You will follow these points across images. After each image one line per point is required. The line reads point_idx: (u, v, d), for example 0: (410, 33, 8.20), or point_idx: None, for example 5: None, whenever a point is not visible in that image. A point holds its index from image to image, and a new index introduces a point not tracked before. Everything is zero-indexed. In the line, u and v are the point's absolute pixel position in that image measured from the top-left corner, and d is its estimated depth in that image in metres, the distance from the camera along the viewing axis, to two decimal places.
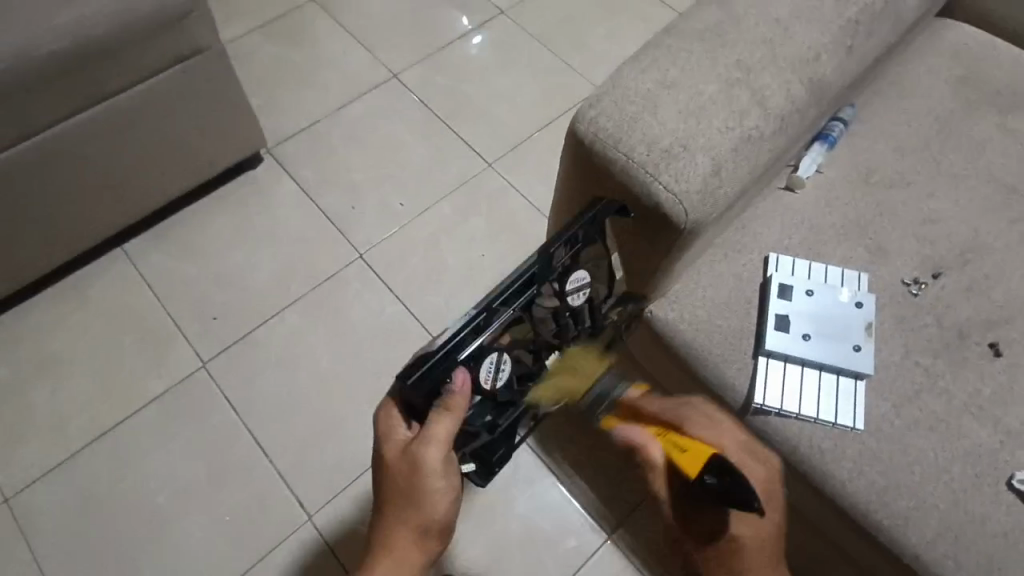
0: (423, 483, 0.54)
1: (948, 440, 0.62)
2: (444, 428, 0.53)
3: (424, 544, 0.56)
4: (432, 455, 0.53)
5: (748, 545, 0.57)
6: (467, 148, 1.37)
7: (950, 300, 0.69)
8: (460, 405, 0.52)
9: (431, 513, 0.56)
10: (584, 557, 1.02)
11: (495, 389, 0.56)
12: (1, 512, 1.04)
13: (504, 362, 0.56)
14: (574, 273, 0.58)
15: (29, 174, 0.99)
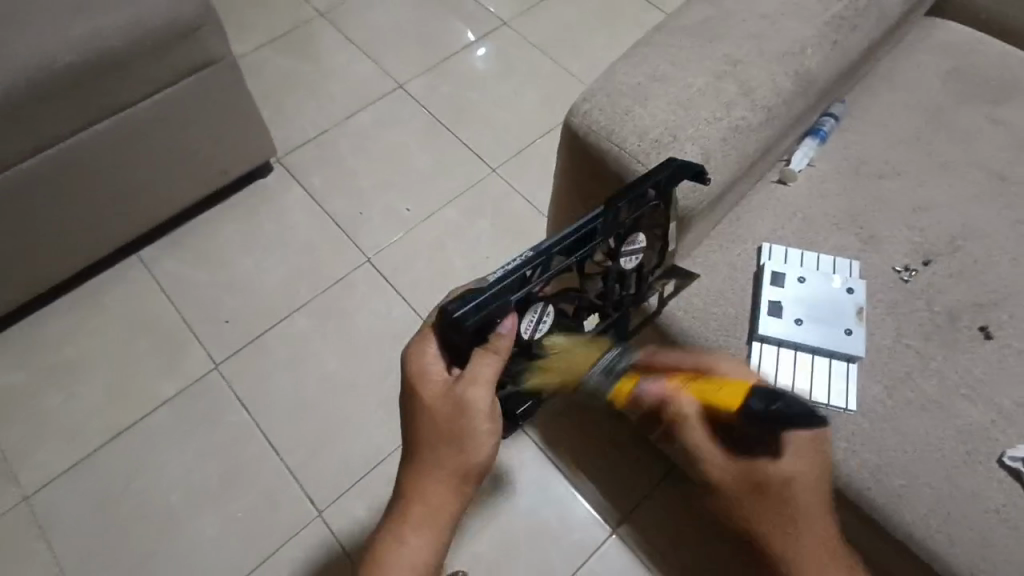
0: (466, 425, 0.53)
1: (941, 420, 0.64)
2: (492, 369, 0.53)
3: (460, 489, 0.56)
4: (477, 396, 0.53)
5: (797, 479, 0.61)
6: (472, 154, 1.40)
7: (939, 286, 0.71)
8: (506, 347, 0.53)
9: (469, 457, 0.55)
10: (589, 551, 1.03)
11: (533, 340, 0.57)
12: (21, 510, 1.06)
13: (546, 315, 0.57)
14: (633, 236, 0.59)
15: (47, 183, 1.02)
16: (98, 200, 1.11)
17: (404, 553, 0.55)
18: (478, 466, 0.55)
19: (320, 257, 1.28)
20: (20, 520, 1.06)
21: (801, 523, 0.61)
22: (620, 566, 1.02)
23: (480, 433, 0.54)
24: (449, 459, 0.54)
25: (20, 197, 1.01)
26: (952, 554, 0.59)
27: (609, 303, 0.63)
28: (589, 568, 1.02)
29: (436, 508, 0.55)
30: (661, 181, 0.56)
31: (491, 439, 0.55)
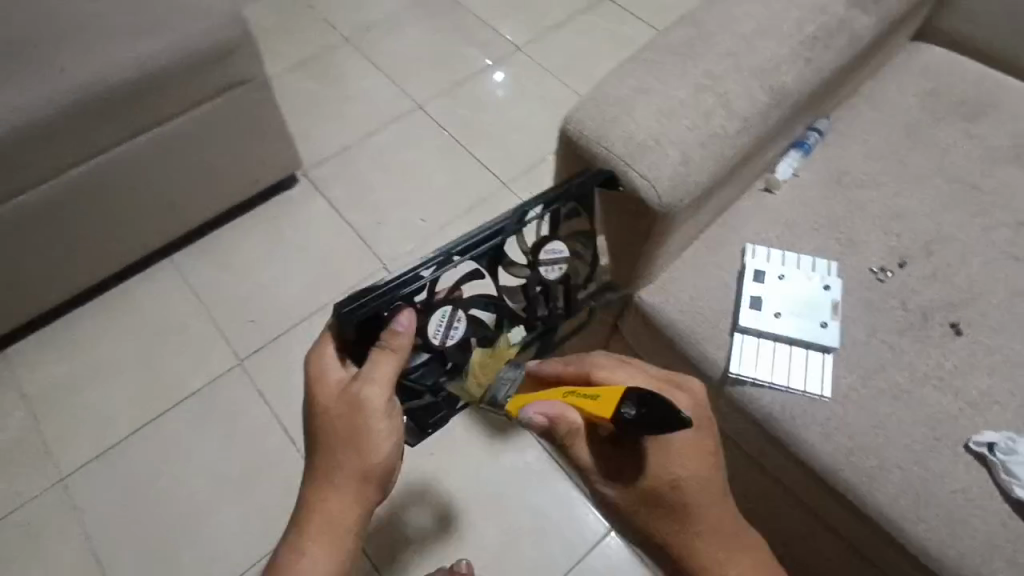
0: (365, 421, 0.58)
1: (908, 407, 0.69)
2: (388, 367, 0.59)
3: (362, 493, 0.59)
4: (374, 395, 0.58)
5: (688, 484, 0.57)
6: (485, 170, 1.48)
7: (913, 286, 0.76)
8: (402, 345, 0.59)
9: (369, 456, 0.59)
10: (588, 546, 1.07)
11: (444, 346, 0.65)
12: (57, 491, 1.13)
13: (457, 319, 0.66)
14: (550, 244, 0.68)
15: (97, 187, 1.12)
16: (141, 206, 1.20)
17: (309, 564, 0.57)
18: (378, 468, 0.60)
19: (340, 264, 1.36)
20: (56, 500, 1.12)
21: (701, 527, 0.59)
22: (617, 561, 1.06)
23: (377, 432, 0.59)
24: (349, 462, 0.59)
25: (72, 200, 1.10)
26: (920, 532, 0.64)
27: (534, 313, 0.72)
28: (587, 563, 1.06)
29: (337, 514, 0.58)
30: (581, 186, 0.65)
31: (388, 438, 0.60)
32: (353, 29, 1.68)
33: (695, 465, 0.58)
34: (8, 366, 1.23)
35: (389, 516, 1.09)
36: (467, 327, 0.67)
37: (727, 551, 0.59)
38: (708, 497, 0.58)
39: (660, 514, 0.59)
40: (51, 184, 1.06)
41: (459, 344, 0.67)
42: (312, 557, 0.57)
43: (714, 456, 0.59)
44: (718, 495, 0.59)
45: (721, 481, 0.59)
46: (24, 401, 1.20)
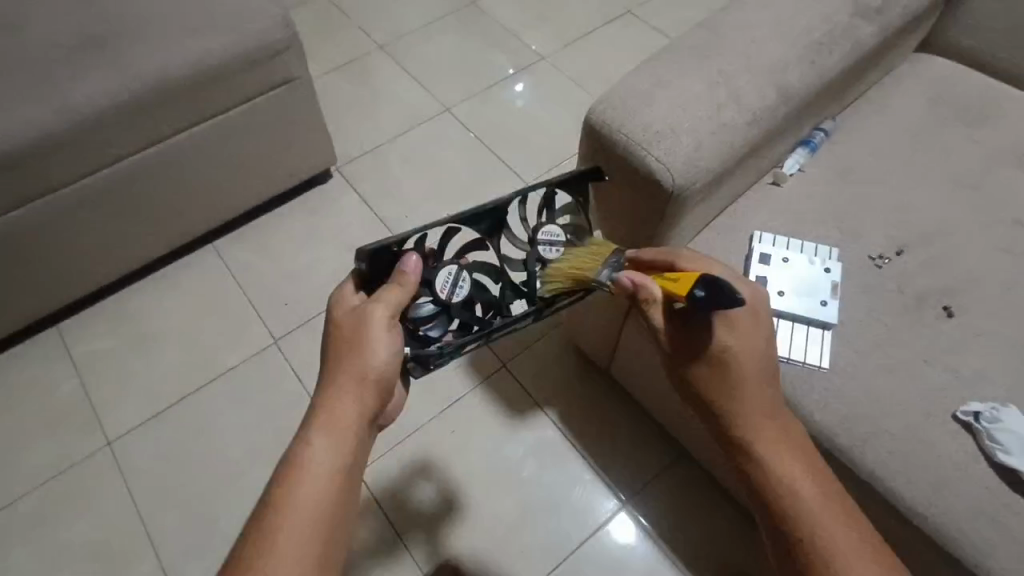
0: (368, 333, 0.65)
1: (901, 380, 0.76)
2: (393, 292, 0.67)
3: (361, 400, 0.64)
4: (378, 312, 0.66)
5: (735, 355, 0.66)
6: (508, 169, 1.56)
7: (909, 273, 0.83)
8: (410, 281, 0.69)
9: (368, 365, 0.65)
10: (585, 534, 1.12)
11: (450, 300, 0.72)
12: (106, 453, 1.21)
13: (461, 279, 0.73)
14: (546, 226, 0.77)
15: (153, 173, 1.20)
16: (188, 194, 1.28)
17: (310, 461, 0.60)
18: (377, 377, 0.65)
19: None
20: (105, 461, 1.20)
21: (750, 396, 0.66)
22: (614, 547, 1.11)
23: (377, 343, 0.65)
24: (351, 367, 0.64)
25: (126, 185, 1.18)
26: (908, 491, 0.70)
27: (535, 288, 0.77)
28: (581, 550, 1.11)
29: (338, 416, 0.63)
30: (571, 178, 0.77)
31: (387, 351, 0.66)
32: (387, 35, 1.78)
33: (751, 337, 0.67)
34: (61, 339, 1.32)
35: (412, 487, 1.16)
36: (471, 287, 0.74)
37: (768, 423, 0.66)
38: (751, 373, 0.66)
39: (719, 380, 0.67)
40: (109, 169, 1.14)
41: (463, 303, 0.74)
42: (313, 454, 0.61)
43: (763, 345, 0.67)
44: (759, 374, 0.67)
45: (767, 364, 0.68)
46: (76, 370, 1.29)
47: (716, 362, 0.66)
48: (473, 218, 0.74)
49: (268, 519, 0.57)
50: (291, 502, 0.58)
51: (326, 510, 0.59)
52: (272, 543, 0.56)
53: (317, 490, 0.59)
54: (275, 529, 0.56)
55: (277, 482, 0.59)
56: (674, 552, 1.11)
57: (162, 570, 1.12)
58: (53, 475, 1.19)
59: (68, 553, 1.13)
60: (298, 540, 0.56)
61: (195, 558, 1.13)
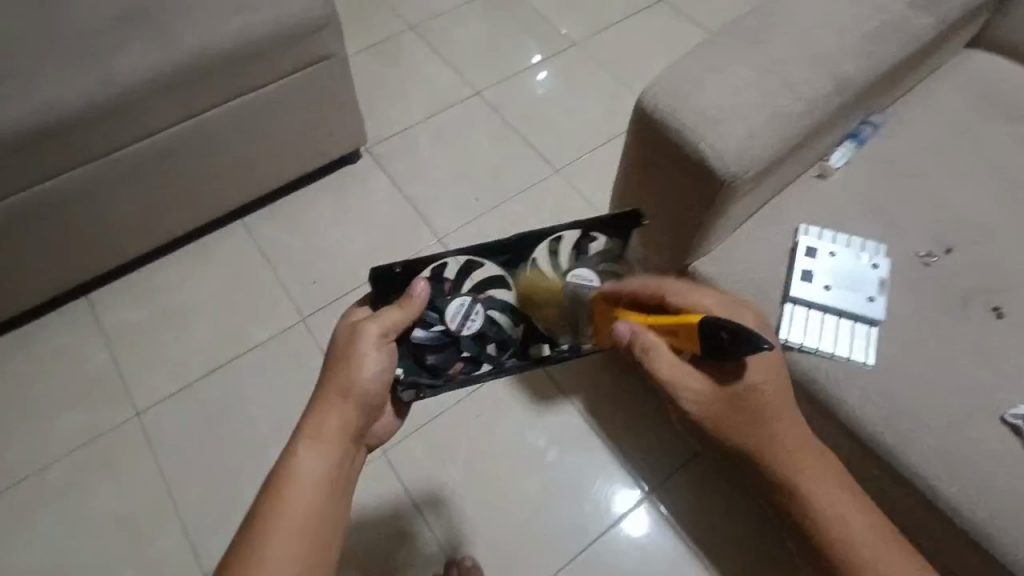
0: (359, 349, 0.66)
1: (947, 380, 0.74)
2: (392, 311, 0.68)
3: (347, 415, 0.65)
4: (372, 329, 0.66)
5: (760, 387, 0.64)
6: (537, 155, 1.54)
7: (957, 271, 0.81)
8: (415, 303, 0.69)
9: (356, 379, 0.65)
10: (607, 525, 1.12)
11: (461, 331, 0.75)
12: (134, 423, 1.23)
13: (474, 313, 0.75)
14: (578, 270, 0.76)
15: (188, 147, 1.20)
16: (220, 170, 1.28)
17: (296, 471, 0.61)
18: (363, 394, 0.65)
19: (397, 234, 1.43)
20: (133, 431, 1.22)
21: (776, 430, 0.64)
22: (636, 539, 1.11)
23: (367, 360, 0.66)
24: (339, 381, 0.65)
25: (161, 159, 1.18)
26: (951, 492, 0.69)
27: (555, 331, 0.79)
28: (603, 540, 1.11)
29: (324, 430, 0.64)
30: (614, 223, 0.75)
31: (377, 368, 0.66)
32: (418, 17, 1.77)
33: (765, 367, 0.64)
34: (91, 310, 1.33)
35: (437, 470, 1.16)
36: (483, 321, 0.76)
37: (797, 449, 0.64)
38: (778, 406, 0.64)
39: (740, 417, 0.64)
40: (146, 143, 1.15)
41: (474, 335, 0.76)
42: (298, 465, 0.61)
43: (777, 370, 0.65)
44: (785, 403, 0.65)
45: (787, 391, 0.66)
46: (106, 341, 1.30)
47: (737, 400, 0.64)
48: (494, 250, 0.75)
49: (251, 527, 0.58)
50: (274, 510, 0.59)
51: (310, 521, 0.59)
52: (256, 551, 0.56)
53: (301, 502, 0.60)
54: (259, 538, 0.57)
55: (263, 492, 0.60)
56: (694, 547, 1.10)
57: (188, 539, 1.13)
58: (82, 443, 1.21)
59: (97, 520, 1.15)
60: (282, 549, 0.56)
61: (220, 530, 1.14)
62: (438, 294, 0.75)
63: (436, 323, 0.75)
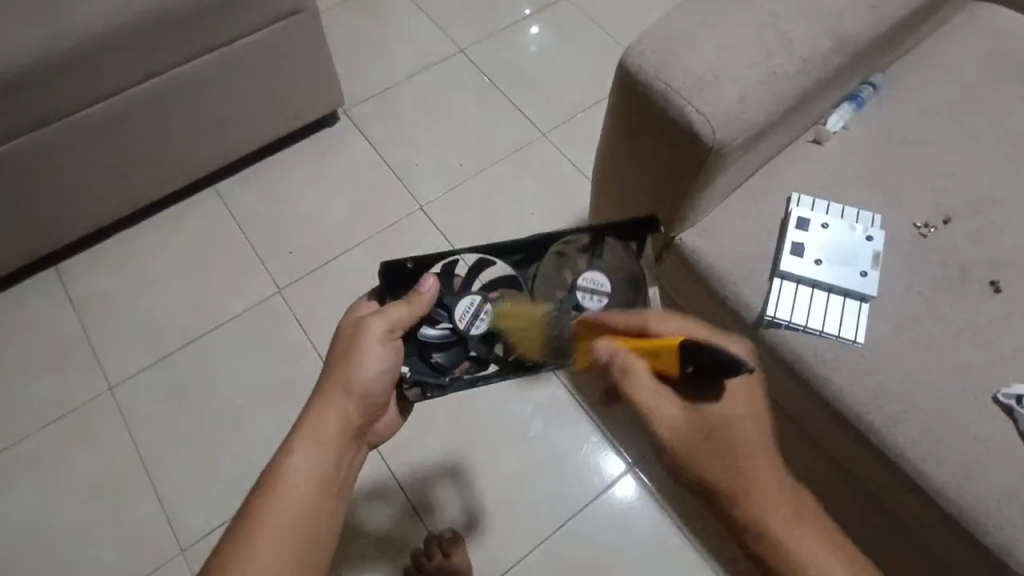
0: (363, 344, 0.67)
1: (940, 358, 0.71)
2: (398, 306, 0.69)
3: (344, 411, 0.66)
4: (377, 325, 0.67)
5: (733, 421, 0.63)
6: (523, 117, 1.47)
7: (956, 243, 0.77)
8: (422, 299, 0.69)
9: (357, 374, 0.66)
10: (589, 499, 1.10)
11: (468, 331, 0.72)
12: (107, 397, 1.19)
13: (483, 312, 0.73)
14: (588, 273, 0.73)
15: (150, 109, 1.13)
16: (190, 133, 1.21)
17: (291, 465, 0.62)
18: (362, 390, 0.66)
19: (377, 201, 1.37)
20: (106, 406, 1.19)
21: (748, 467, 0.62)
22: (618, 513, 1.10)
23: (370, 356, 0.66)
24: (340, 374, 0.66)
25: (124, 120, 1.12)
26: (939, 475, 0.67)
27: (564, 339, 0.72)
28: (586, 514, 1.10)
29: (321, 426, 0.64)
30: (618, 229, 0.77)
31: (380, 364, 0.67)
32: None
33: (744, 409, 0.64)
34: (60, 279, 1.28)
35: (420, 445, 1.13)
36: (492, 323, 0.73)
37: (767, 488, 0.62)
38: (751, 442, 0.63)
39: (716, 464, 0.62)
40: (107, 102, 1.08)
41: (481, 337, 0.73)
42: (294, 460, 0.62)
43: (757, 404, 0.65)
44: (761, 439, 0.64)
45: (764, 428, 0.65)
46: (75, 312, 1.26)
47: (708, 433, 0.62)
48: (506, 249, 0.76)
49: (245, 520, 0.59)
50: (267, 505, 0.59)
51: (302, 517, 0.60)
52: (248, 543, 0.57)
53: (295, 497, 0.60)
54: (252, 530, 0.58)
55: (259, 487, 0.61)
56: (677, 520, 1.09)
57: (165, 514, 1.12)
58: (56, 416, 1.18)
59: (70, 495, 1.12)
60: (274, 542, 0.57)
61: (198, 505, 1.12)
62: (449, 294, 0.74)
63: (443, 323, 0.73)
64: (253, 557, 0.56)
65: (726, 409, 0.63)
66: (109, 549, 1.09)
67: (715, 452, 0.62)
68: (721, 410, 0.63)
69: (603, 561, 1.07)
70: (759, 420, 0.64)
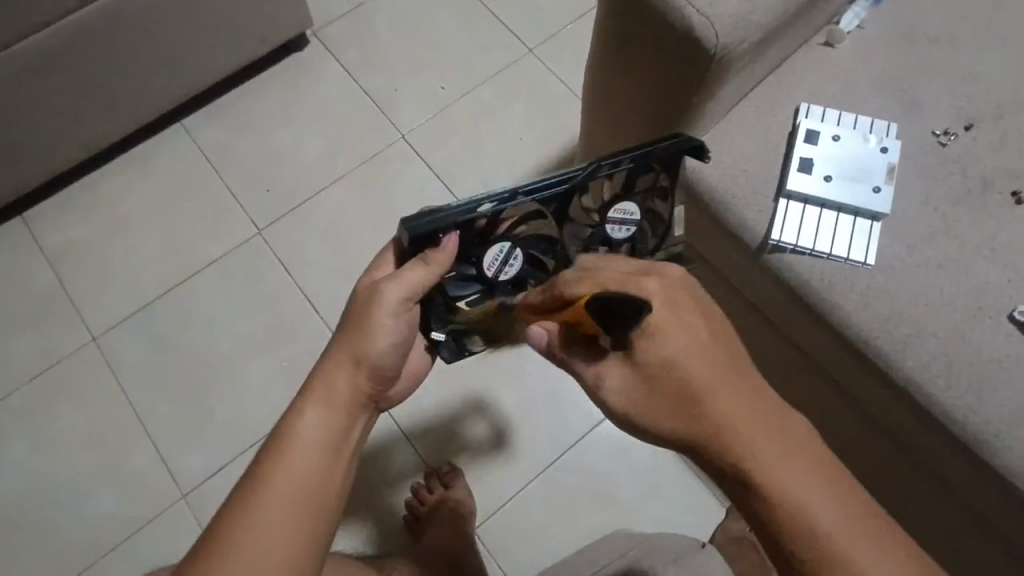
0: (375, 312, 0.62)
1: (955, 277, 0.67)
2: (414, 267, 0.62)
3: (355, 382, 0.63)
4: (394, 291, 0.62)
5: (675, 359, 0.53)
6: (507, 31, 1.35)
7: (977, 152, 0.71)
8: (441, 260, 0.62)
9: (370, 344, 0.63)
10: (588, 427, 1.10)
11: (496, 279, 0.65)
12: (91, 349, 1.16)
13: (513, 256, 0.65)
14: (621, 203, 0.65)
15: (98, 38, 1.03)
16: (144, 64, 1.12)
17: (303, 427, 0.60)
18: (373, 360, 0.63)
19: (355, 131, 1.28)
20: (92, 358, 1.16)
21: (712, 401, 0.53)
22: (618, 439, 1.09)
23: (386, 326, 0.63)
24: (351, 344, 0.63)
25: (70, 52, 1.02)
26: (949, 397, 0.65)
27: None
28: (586, 443, 1.09)
29: (331, 395, 0.62)
30: (666, 155, 0.65)
31: (394, 334, 0.63)
32: None
33: (690, 342, 0.53)
34: (28, 229, 1.22)
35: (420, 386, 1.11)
36: (525, 261, 0.66)
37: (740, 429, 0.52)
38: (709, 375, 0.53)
39: (676, 415, 0.54)
40: (48, 32, 0.98)
41: (512, 282, 0.66)
42: (306, 422, 0.61)
43: (700, 325, 0.54)
44: (722, 368, 0.54)
45: (723, 358, 0.54)
46: (48, 262, 1.20)
47: (659, 380, 0.54)
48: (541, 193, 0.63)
49: (253, 478, 0.58)
50: (272, 476, 0.58)
51: (311, 487, 0.58)
52: (251, 513, 0.56)
53: (305, 466, 0.59)
54: (255, 499, 0.56)
55: (264, 453, 0.59)
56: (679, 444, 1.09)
57: (162, 460, 1.11)
58: (41, 369, 1.15)
59: (65, 446, 1.12)
60: (278, 509, 0.56)
61: (194, 452, 1.12)
62: (477, 239, 0.65)
63: (472, 265, 0.65)
64: (258, 518, 0.55)
65: (664, 350, 0.53)
66: (110, 496, 1.09)
67: (670, 401, 0.53)
68: (659, 352, 0.53)
69: (603, 489, 1.07)
70: (714, 345, 0.54)
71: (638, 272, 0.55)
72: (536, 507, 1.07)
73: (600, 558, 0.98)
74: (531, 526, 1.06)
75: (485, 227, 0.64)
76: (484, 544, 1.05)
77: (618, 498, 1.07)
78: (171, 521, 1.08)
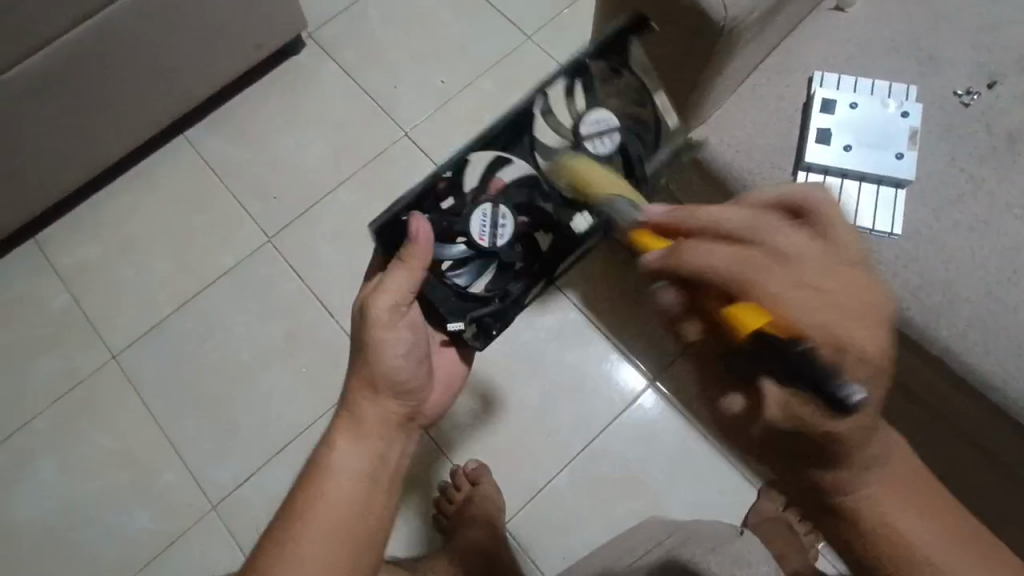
0: (369, 327, 0.63)
1: (987, 241, 0.65)
2: (396, 272, 0.64)
3: (378, 403, 0.63)
4: (379, 302, 0.63)
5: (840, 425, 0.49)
6: (503, 19, 1.32)
7: (1003, 108, 0.69)
8: (416, 254, 0.63)
9: (378, 360, 0.63)
10: (614, 415, 1.09)
11: (496, 242, 0.75)
12: (111, 367, 1.17)
13: (499, 216, 0.75)
14: (589, 117, 0.76)
15: (95, 56, 1.02)
16: (142, 79, 1.11)
17: (333, 458, 0.60)
18: (387, 375, 0.63)
19: (356, 133, 1.27)
20: (113, 376, 1.16)
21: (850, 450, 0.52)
22: (639, 426, 1.08)
23: (387, 338, 0.63)
24: (362, 365, 0.64)
25: (65, 72, 1.01)
26: (987, 365, 0.63)
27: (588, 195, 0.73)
28: (612, 430, 1.08)
29: (358, 420, 0.62)
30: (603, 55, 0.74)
31: (398, 344, 0.64)
32: None
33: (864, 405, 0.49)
34: (40, 251, 1.22)
35: None
36: (511, 218, 0.76)
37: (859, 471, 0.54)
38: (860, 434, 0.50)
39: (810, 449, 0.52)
40: (43, 54, 0.96)
41: (510, 240, 0.76)
42: (335, 452, 0.60)
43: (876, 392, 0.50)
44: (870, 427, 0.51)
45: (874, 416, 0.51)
46: (63, 284, 1.21)
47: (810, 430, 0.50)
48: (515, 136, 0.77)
49: (289, 513, 0.58)
50: (306, 511, 0.57)
51: (345, 517, 0.58)
52: (287, 548, 0.56)
53: (337, 497, 0.58)
54: (293, 534, 0.56)
55: (298, 489, 0.60)
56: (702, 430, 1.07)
57: (190, 473, 1.12)
58: (64, 391, 1.16)
59: (93, 464, 1.13)
60: (314, 543, 0.56)
61: (221, 463, 1.12)
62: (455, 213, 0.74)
63: (462, 239, 0.74)
64: (298, 552, 0.55)
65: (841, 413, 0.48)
66: (142, 512, 1.10)
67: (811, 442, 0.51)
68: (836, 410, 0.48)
69: (633, 476, 1.06)
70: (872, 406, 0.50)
71: (858, 318, 0.48)
72: (566, 499, 1.06)
73: (636, 547, 0.99)
74: (562, 518, 1.05)
75: (456, 202, 0.75)
76: (518, 539, 1.05)
77: (647, 485, 1.06)
78: (204, 532, 1.09)
